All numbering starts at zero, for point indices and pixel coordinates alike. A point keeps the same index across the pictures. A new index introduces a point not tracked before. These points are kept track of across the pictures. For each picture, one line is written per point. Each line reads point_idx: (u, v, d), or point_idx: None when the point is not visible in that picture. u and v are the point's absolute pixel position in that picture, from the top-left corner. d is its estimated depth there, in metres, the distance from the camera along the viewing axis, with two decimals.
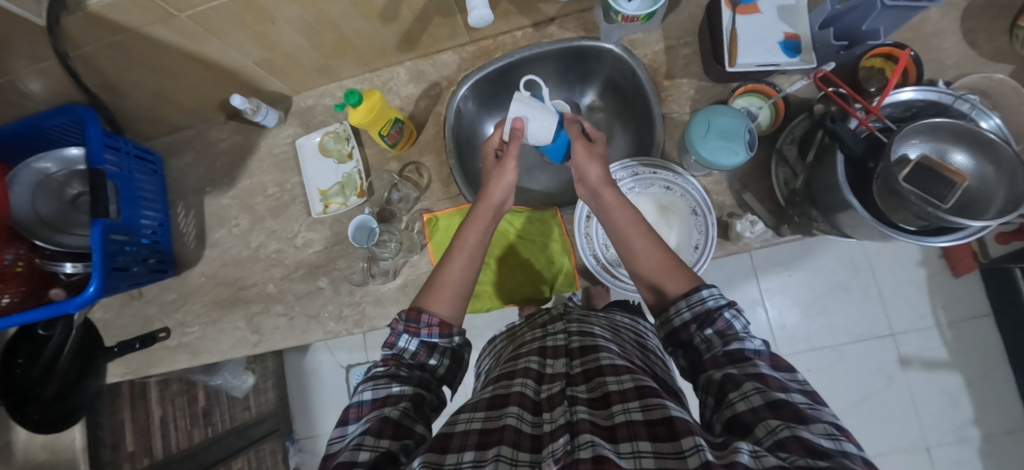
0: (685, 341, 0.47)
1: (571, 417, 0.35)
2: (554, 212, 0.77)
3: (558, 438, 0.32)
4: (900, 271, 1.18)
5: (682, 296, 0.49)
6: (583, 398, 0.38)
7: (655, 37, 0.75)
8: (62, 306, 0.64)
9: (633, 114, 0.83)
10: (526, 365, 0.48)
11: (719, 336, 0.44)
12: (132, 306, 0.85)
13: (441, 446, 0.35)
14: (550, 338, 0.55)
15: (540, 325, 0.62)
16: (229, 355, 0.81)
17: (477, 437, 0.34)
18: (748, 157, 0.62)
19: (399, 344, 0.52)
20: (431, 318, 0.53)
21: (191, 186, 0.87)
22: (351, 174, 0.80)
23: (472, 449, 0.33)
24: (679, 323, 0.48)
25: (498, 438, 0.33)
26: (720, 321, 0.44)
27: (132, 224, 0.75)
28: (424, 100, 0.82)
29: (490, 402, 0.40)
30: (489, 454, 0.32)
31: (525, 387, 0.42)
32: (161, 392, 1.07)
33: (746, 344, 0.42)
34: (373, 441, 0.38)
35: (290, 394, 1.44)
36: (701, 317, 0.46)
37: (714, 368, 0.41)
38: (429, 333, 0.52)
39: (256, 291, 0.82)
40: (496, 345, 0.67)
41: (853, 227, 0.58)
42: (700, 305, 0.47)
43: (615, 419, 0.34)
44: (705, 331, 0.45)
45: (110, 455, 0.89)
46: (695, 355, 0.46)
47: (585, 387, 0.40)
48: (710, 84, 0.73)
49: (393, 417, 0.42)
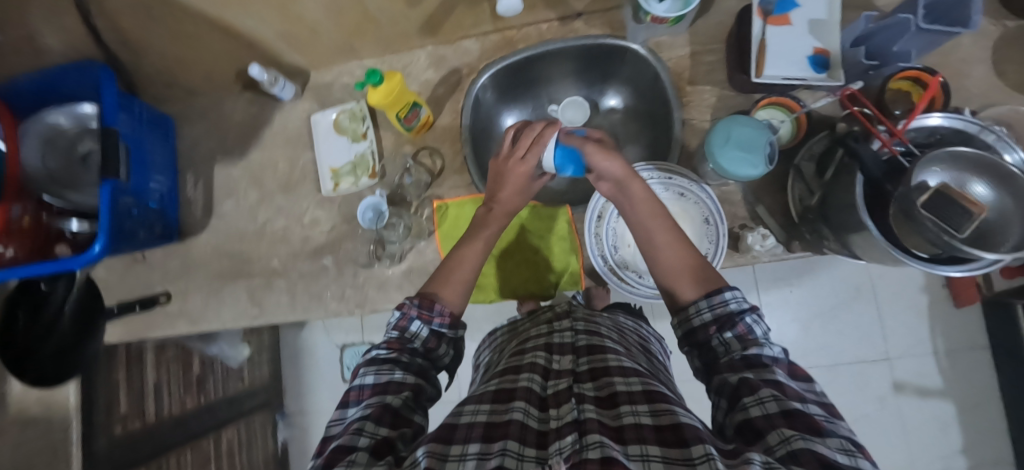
0: (702, 342, 0.46)
1: (578, 415, 0.35)
2: (565, 208, 0.76)
3: (566, 436, 0.32)
4: (902, 297, 1.18)
5: (704, 296, 0.47)
6: (591, 396, 0.38)
7: (681, 41, 0.75)
8: (67, 263, 0.65)
9: (651, 117, 0.82)
10: (533, 360, 0.47)
11: (737, 340, 0.43)
12: (135, 270, 0.85)
13: (446, 436, 0.35)
14: (557, 334, 0.55)
15: (545, 321, 0.61)
16: (229, 326, 0.81)
17: (482, 430, 0.34)
18: (765, 171, 0.60)
19: (409, 329, 0.51)
20: (443, 308, 0.53)
21: (201, 154, 0.86)
22: (364, 154, 0.80)
23: (476, 441, 0.33)
24: (698, 323, 0.46)
25: (504, 433, 0.33)
26: (741, 325, 0.43)
27: (142, 190, 0.75)
28: (442, 86, 0.81)
29: (496, 396, 0.40)
30: (496, 447, 0.32)
31: (532, 381, 0.42)
32: (157, 357, 1.06)
33: (764, 352, 0.41)
34: (374, 427, 0.38)
35: (283, 369, 1.45)
36: (722, 319, 0.45)
37: (730, 372, 0.40)
38: (440, 323, 0.52)
39: (261, 264, 0.82)
40: (496, 338, 0.68)
41: (864, 249, 0.58)
42: (722, 307, 0.45)
43: (623, 420, 0.34)
44: (725, 334, 0.44)
45: (103, 414, 0.89)
46: (711, 356, 0.45)
47: (591, 385, 0.41)
48: (733, 93, 0.72)
49: (393, 405, 0.42)
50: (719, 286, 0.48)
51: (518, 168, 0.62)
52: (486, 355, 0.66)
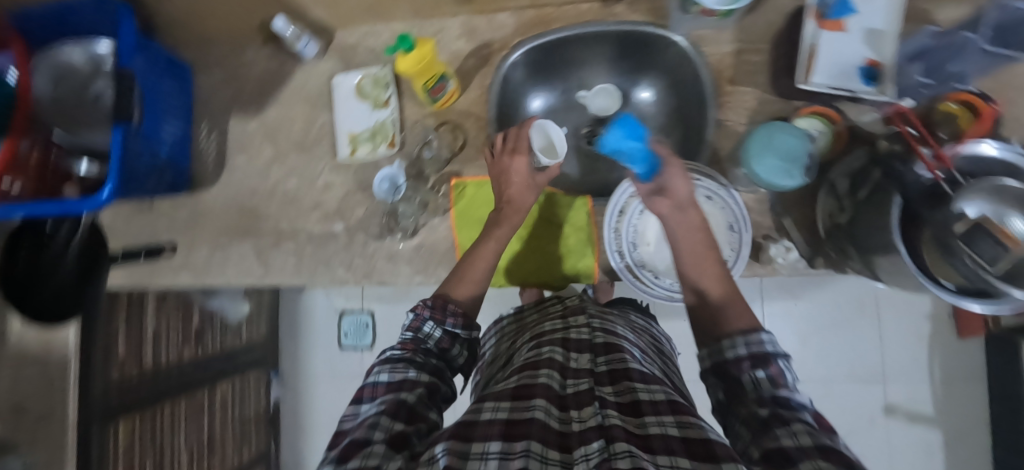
0: (731, 375, 0.45)
1: (603, 421, 0.36)
2: (585, 199, 0.74)
3: (591, 443, 0.33)
4: (907, 320, 1.17)
5: (740, 333, 0.47)
6: (613, 402, 0.40)
7: (726, 37, 0.71)
8: (73, 205, 0.64)
9: (683, 113, 0.79)
10: (551, 355, 0.48)
11: (770, 382, 0.41)
12: (142, 218, 0.84)
13: (464, 435, 0.36)
14: (574, 329, 0.56)
15: (559, 314, 0.62)
16: (234, 284, 0.80)
17: (501, 429, 0.35)
18: (802, 183, 0.59)
19: (423, 329, 0.52)
20: (457, 309, 0.53)
21: (217, 105, 0.84)
22: (385, 122, 0.77)
23: (498, 439, 0.34)
24: (731, 357, 0.46)
25: (525, 432, 0.34)
26: (774, 367, 0.42)
27: (153, 137, 0.72)
28: (472, 59, 0.78)
29: (516, 392, 0.41)
30: (519, 447, 0.32)
31: (551, 379, 0.43)
32: (157, 306, 1.05)
33: (795, 395, 0.40)
34: (389, 421, 0.38)
35: (281, 328, 1.45)
36: (757, 357, 0.44)
37: (757, 405, 0.39)
38: (454, 323, 0.52)
39: (270, 224, 0.80)
40: (505, 326, 0.70)
41: (888, 272, 0.56)
42: (758, 345, 0.45)
43: (649, 429, 0.35)
44: (757, 372, 0.43)
45: (102, 358, 0.89)
46: (736, 388, 0.43)
47: (612, 389, 0.42)
48: (773, 98, 0.70)
49: (409, 401, 0.41)
50: (755, 325, 0.48)
51: (516, 166, 0.66)
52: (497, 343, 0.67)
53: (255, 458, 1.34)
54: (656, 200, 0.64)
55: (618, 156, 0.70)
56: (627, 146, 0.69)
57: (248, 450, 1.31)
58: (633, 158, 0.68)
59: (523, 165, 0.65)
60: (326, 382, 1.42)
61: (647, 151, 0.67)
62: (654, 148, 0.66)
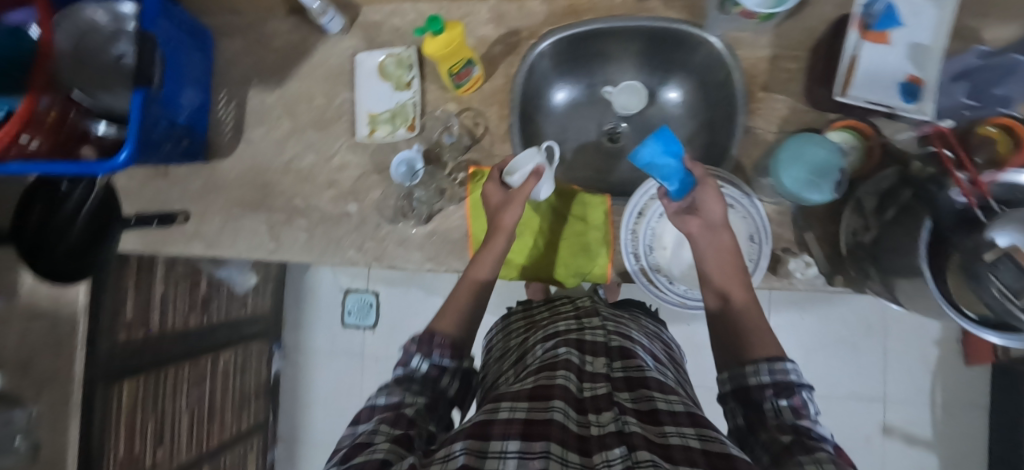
0: (753, 401, 0.47)
1: (624, 427, 0.43)
2: (604, 198, 0.72)
3: (615, 447, 0.40)
4: (913, 344, 1.16)
5: (764, 360, 0.49)
6: (632, 409, 0.48)
7: (762, 42, 0.69)
8: (92, 167, 0.64)
9: (709, 117, 0.77)
10: (568, 358, 0.56)
11: (791, 411, 0.44)
12: (156, 183, 0.83)
13: (483, 433, 0.42)
14: (589, 333, 0.65)
15: (575, 316, 0.72)
16: (244, 256, 0.80)
17: (519, 428, 0.41)
18: (832, 198, 0.57)
19: (411, 364, 0.51)
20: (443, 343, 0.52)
21: (237, 75, 0.82)
22: (405, 105, 0.76)
23: (516, 438, 0.40)
24: (754, 383, 0.48)
25: (546, 435, 0.40)
26: (798, 397, 0.45)
27: (173, 102, 0.71)
28: (499, 46, 0.76)
29: (534, 394, 0.47)
30: (538, 447, 0.38)
31: (568, 382, 0.50)
32: (166, 272, 1.05)
33: (816, 427, 0.43)
34: (388, 430, 0.40)
35: (285, 302, 1.46)
36: (780, 385, 0.46)
37: (778, 432, 0.42)
38: (441, 355, 0.52)
39: (283, 200, 0.80)
40: (515, 331, 0.80)
41: (908, 296, 0.55)
42: (782, 374, 0.47)
43: (670, 439, 0.41)
44: (780, 401, 0.45)
45: (109, 319, 0.90)
46: (756, 414, 0.46)
47: (629, 396, 0.51)
48: (805, 108, 0.68)
49: (409, 413, 0.43)
50: (781, 354, 0.50)
51: (488, 192, 0.66)
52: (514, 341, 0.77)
53: (253, 428, 1.36)
54: (687, 219, 0.63)
55: (649, 171, 0.62)
56: (663, 163, 0.61)
57: (247, 418, 1.33)
58: (667, 176, 0.62)
59: (496, 190, 0.66)
60: (328, 359, 1.44)
61: (682, 170, 0.62)
62: (689, 168, 0.62)
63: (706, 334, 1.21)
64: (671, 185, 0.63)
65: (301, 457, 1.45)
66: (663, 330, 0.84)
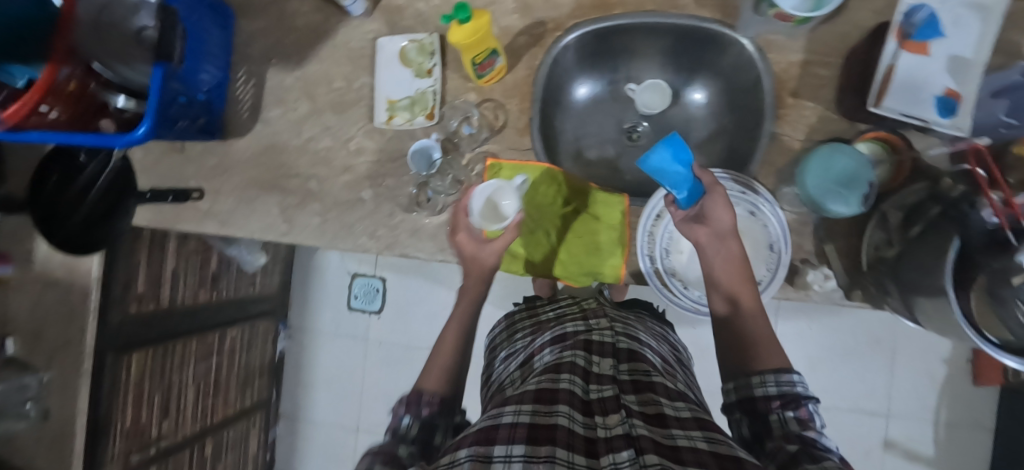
0: (759, 412, 0.50)
1: (630, 429, 0.44)
2: (622, 198, 0.71)
3: (621, 451, 0.40)
4: (921, 360, 1.15)
5: (771, 371, 0.51)
6: (638, 410, 0.48)
7: (795, 46, 0.67)
8: (110, 140, 0.64)
9: (734, 121, 0.75)
10: (573, 360, 0.58)
11: (797, 421, 0.46)
12: (170, 159, 0.83)
13: (488, 439, 0.44)
14: (596, 334, 0.67)
15: (583, 319, 0.73)
16: (257, 237, 0.80)
17: (524, 432, 0.43)
18: (858, 210, 0.55)
19: (400, 426, 0.53)
20: (431, 399, 0.57)
21: (257, 53, 0.81)
22: (425, 92, 0.75)
23: (521, 442, 0.41)
24: (760, 394, 0.50)
25: (551, 439, 0.41)
26: (804, 409, 0.47)
27: (192, 79, 0.71)
28: (523, 37, 0.74)
29: (538, 397, 0.49)
30: (544, 452, 0.39)
31: (574, 384, 0.52)
32: (178, 247, 1.05)
33: (822, 437, 0.45)
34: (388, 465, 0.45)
35: (293, 283, 1.47)
36: (787, 397, 0.48)
37: (784, 440, 0.44)
38: (430, 409, 0.56)
39: (298, 182, 0.79)
40: (520, 338, 0.81)
41: (928, 315, 0.54)
42: (789, 386, 0.49)
43: (678, 441, 0.42)
44: (787, 412, 0.47)
45: (120, 291, 0.90)
46: (763, 424, 0.49)
47: (636, 398, 0.51)
48: (835, 117, 0.66)
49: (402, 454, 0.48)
50: (787, 365, 0.52)
51: (461, 245, 0.70)
52: (521, 343, 0.78)
53: (256, 404, 1.37)
54: (695, 228, 0.63)
55: (657, 179, 0.61)
56: (672, 171, 0.60)
57: (250, 395, 1.34)
58: (677, 184, 0.60)
59: (466, 237, 0.69)
60: (332, 341, 1.45)
61: (692, 178, 0.60)
62: (698, 176, 0.61)
63: (712, 338, 1.21)
64: (681, 194, 0.61)
65: (301, 436, 1.47)
66: (669, 331, 0.84)
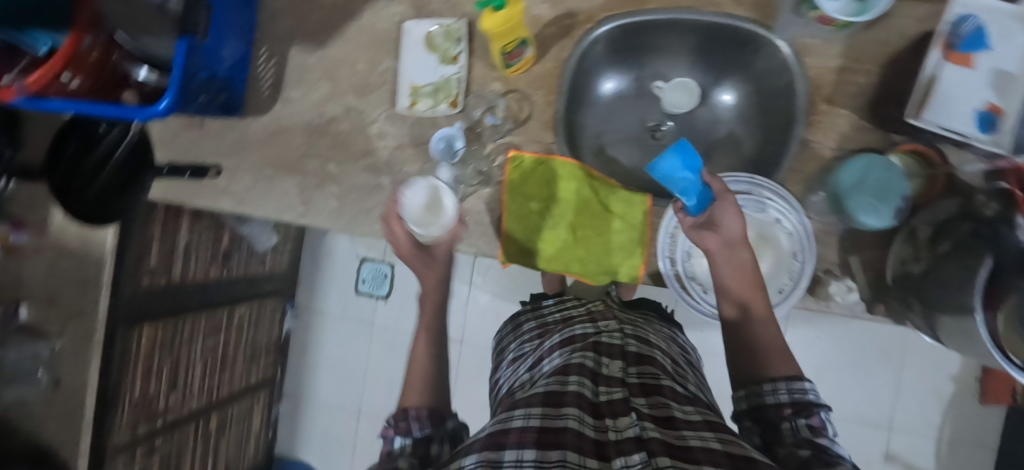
0: (770, 420, 0.50)
1: (641, 432, 0.44)
2: (644, 197, 0.70)
3: (633, 453, 0.40)
4: (929, 375, 1.14)
5: (783, 379, 0.52)
6: (648, 413, 0.48)
7: (833, 50, 0.65)
8: (132, 111, 0.64)
9: (763, 125, 0.74)
10: (581, 362, 0.58)
11: (810, 429, 0.47)
12: (189, 134, 0.82)
13: (496, 444, 0.45)
14: (605, 335, 0.67)
15: (591, 320, 0.73)
16: (273, 217, 0.80)
17: (534, 436, 0.43)
18: (889, 224, 0.55)
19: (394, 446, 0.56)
20: (419, 414, 0.59)
21: (280, 30, 0.80)
22: (450, 79, 0.74)
23: (531, 447, 0.41)
24: (771, 401, 0.51)
25: (562, 443, 0.41)
26: (817, 417, 0.47)
27: (214, 52, 0.70)
28: (552, 27, 0.72)
29: (546, 401, 0.50)
30: (554, 456, 0.39)
31: (584, 387, 0.52)
32: (192, 224, 1.05)
33: (835, 445, 0.45)
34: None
35: (301, 263, 1.48)
36: (799, 404, 0.49)
37: (796, 446, 0.45)
38: (420, 426, 0.58)
39: (316, 164, 0.79)
40: (528, 337, 0.82)
41: (950, 334, 0.54)
42: (801, 393, 0.50)
43: (691, 442, 0.42)
44: (800, 419, 0.48)
45: (134, 264, 0.90)
46: (775, 432, 0.49)
47: (645, 401, 0.51)
48: (868, 126, 0.65)
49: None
50: (798, 373, 0.53)
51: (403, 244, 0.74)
52: (529, 343, 0.79)
53: (261, 382, 1.38)
54: (704, 235, 0.61)
55: (668, 186, 0.65)
56: (680, 177, 0.64)
57: (256, 372, 1.35)
58: (685, 190, 0.64)
59: (402, 232, 0.73)
60: (337, 324, 1.46)
61: (700, 185, 0.63)
62: (709, 183, 0.62)
63: (718, 341, 1.21)
64: (691, 202, 0.63)
65: (304, 415, 1.48)
66: (677, 333, 0.83)
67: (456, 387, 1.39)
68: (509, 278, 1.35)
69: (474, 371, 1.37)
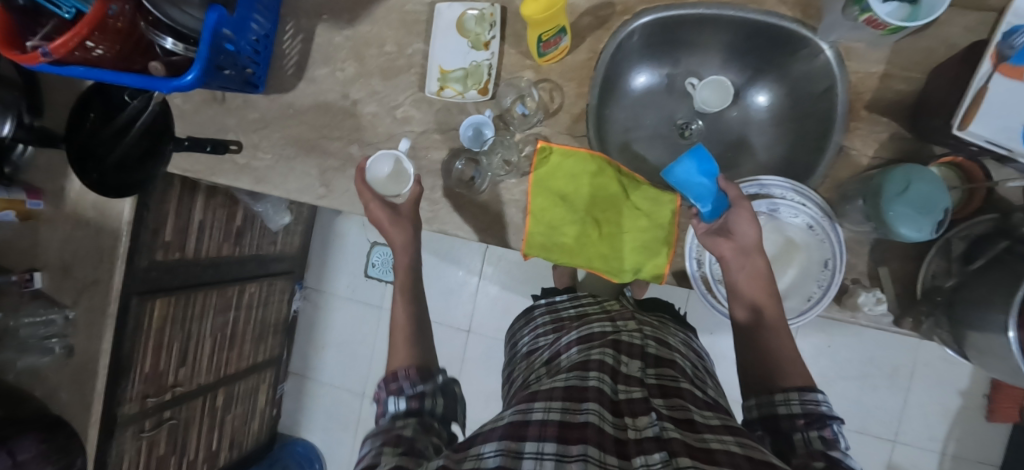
0: (782, 430, 0.50)
1: (661, 433, 0.43)
2: (674, 196, 0.68)
3: (653, 453, 0.40)
4: (937, 390, 1.14)
5: (795, 389, 0.51)
6: (667, 414, 0.48)
7: (877, 56, 0.64)
8: (158, 84, 0.63)
9: (796, 129, 0.73)
10: (601, 358, 0.57)
11: (821, 441, 0.46)
12: (211, 108, 0.81)
13: (517, 434, 0.43)
14: (625, 334, 0.66)
15: (610, 318, 0.73)
16: (293, 197, 0.79)
17: (555, 430, 0.42)
18: (929, 236, 0.54)
19: (389, 407, 0.53)
20: (407, 372, 0.56)
21: (306, 6, 0.78)
22: (480, 65, 0.72)
23: (552, 441, 0.41)
24: (783, 411, 0.50)
25: (581, 437, 0.41)
26: (828, 429, 0.47)
27: (242, 25, 0.68)
28: (588, 17, 0.70)
29: (568, 395, 0.49)
30: (575, 451, 0.39)
31: (602, 383, 0.51)
32: (207, 199, 1.04)
33: (846, 458, 0.44)
34: (392, 449, 0.45)
35: (312, 244, 1.48)
36: (811, 416, 0.48)
37: (809, 456, 0.44)
38: (410, 383, 0.55)
39: (339, 145, 0.77)
40: (543, 330, 0.81)
41: (978, 352, 0.54)
42: (813, 405, 0.49)
43: (711, 444, 0.41)
44: (811, 431, 0.47)
45: (149, 236, 0.89)
46: (785, 441, 0.49)
47: (664, 402, 0.51)
48: (908, 136, 0.63)
49: (406, 433, 0.48)
50: (810, 384, 0.52)
51: (376, 214, 0.69)
52: (546, 336, 0.78)
53: (268, 361, 1.39)
54: (717, 241, 0.61)
55: (682, 190, 0.65)
56: (695, 182, 0.63)
57: (264, 350, 1.36)
58: (698, 195, 0.63)
59: (373, 201, 0.68)
60: (345, 306, 1.46)
61: (715, 191, 0.62)
62: (724, 189, 0.62)
63: (728, 342, 1.22)
64: (704, 209, 0.62)
65: (309, 395, 1.49)
66: (692, 338, 0.81)
67: (462, 375, 1.39)
68: (521, 269, 1.34)
69: (480, 361, 1.38)
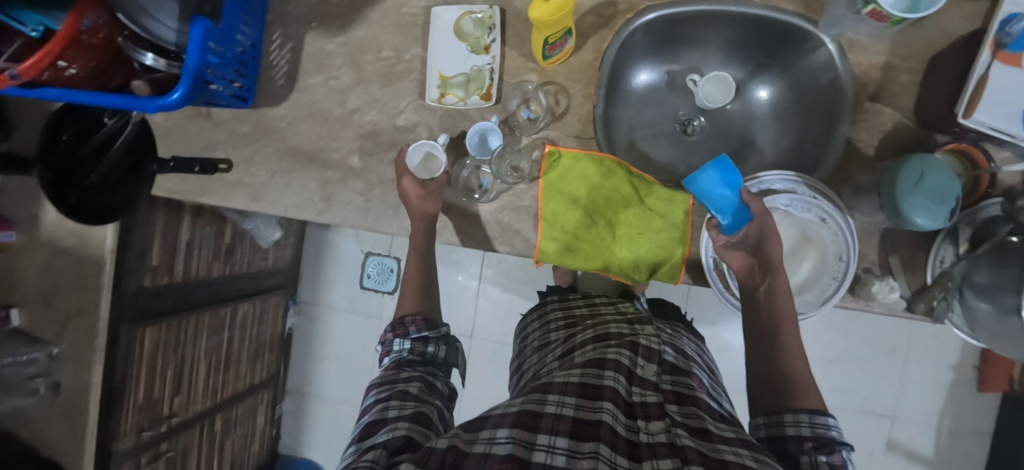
0: (789, 452, 0.50)
1: (674, 438, 0.43)
2: (687, 196, 0.68)
3: (665, 458, 0.40)
4: (931, 367, 1.18)
5: (806, 411, 0.51)
6: (682, 422, 0.47)
7: (879, 48, 0.64)
8: (141, 104, 0.58)
9: (800, 121, 0.73)
10: (618, 357, 0.56)
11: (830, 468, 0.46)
12: (198, 124, 0.77)
13: (530, 423, 0.42)
14: (643, 336, 0.66)
15: (629, 321, 0.72)
16: (292, 213, 0.75)
17: (568, 425, 0.42)
18: (942, 225, 0.55)
19: (394, 346, 0.64)
20: (414, 321, 0.65)
21: (295, 13, 0.75)
22: (482, 70, 0.70)
23: (564, 436, 0.40)
24: (792, 433, 0.50)
25: (595, 435, 0.40)
26: (838, 454, 0.47)
27: (229, 37, 0.64)
28: (591, 16, 0.69)
29: (581, 390, 0.47)
30: (587, 447, 0.39)
31: (617, 383, 0.49)
32: (193, 218, 0.99)
33: None
34: (399, 403, 0.51)
35: (304, 257, 1.43)
36: (821, 440, 0.48)
37: None
38: (415, 329, 0.64)
39: (337, 157, 0.74)
40: (553, 327, 0.79)
41: (991, 335, 0.56)
42: (823, 428, 0.49)
43: (724, 455, 0.41)
44: (819, 455, 0.47)
45: (136, 261, 0.85)
46: (792, 463, 0.49)
47: (679, 409, 0.50)
48: (912, 126, 0.64)
49: (412, 391, 0.54)
50: (822, 407, 0.52)
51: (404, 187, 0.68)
52: (558, 331, 0.77)
53: (264, 379, 1.34)
54: (734, 255, 0.62)
55: (703, 202, 0.63)
56: (718, 194, 0.62)
57: (261, 367, 1.31)
58: (721, 208, 0.62)
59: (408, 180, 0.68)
60: (341, 319, 1.42)
61: (737, 203, 0.62)
62: (747, 202, 0.62)
63: (731, 331, 1.23)
64: (725, 220, 0.62)
65: (309, 410, 1.45)
66: (703, 349, 0.82)
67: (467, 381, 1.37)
68: (521, 271, 1.33)
69: (485, 365, 1.36)
